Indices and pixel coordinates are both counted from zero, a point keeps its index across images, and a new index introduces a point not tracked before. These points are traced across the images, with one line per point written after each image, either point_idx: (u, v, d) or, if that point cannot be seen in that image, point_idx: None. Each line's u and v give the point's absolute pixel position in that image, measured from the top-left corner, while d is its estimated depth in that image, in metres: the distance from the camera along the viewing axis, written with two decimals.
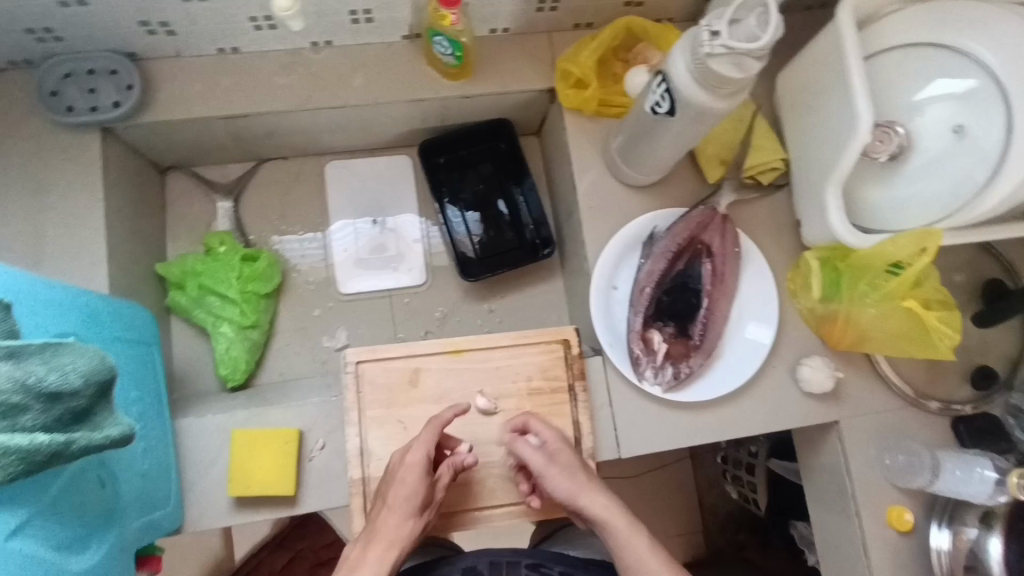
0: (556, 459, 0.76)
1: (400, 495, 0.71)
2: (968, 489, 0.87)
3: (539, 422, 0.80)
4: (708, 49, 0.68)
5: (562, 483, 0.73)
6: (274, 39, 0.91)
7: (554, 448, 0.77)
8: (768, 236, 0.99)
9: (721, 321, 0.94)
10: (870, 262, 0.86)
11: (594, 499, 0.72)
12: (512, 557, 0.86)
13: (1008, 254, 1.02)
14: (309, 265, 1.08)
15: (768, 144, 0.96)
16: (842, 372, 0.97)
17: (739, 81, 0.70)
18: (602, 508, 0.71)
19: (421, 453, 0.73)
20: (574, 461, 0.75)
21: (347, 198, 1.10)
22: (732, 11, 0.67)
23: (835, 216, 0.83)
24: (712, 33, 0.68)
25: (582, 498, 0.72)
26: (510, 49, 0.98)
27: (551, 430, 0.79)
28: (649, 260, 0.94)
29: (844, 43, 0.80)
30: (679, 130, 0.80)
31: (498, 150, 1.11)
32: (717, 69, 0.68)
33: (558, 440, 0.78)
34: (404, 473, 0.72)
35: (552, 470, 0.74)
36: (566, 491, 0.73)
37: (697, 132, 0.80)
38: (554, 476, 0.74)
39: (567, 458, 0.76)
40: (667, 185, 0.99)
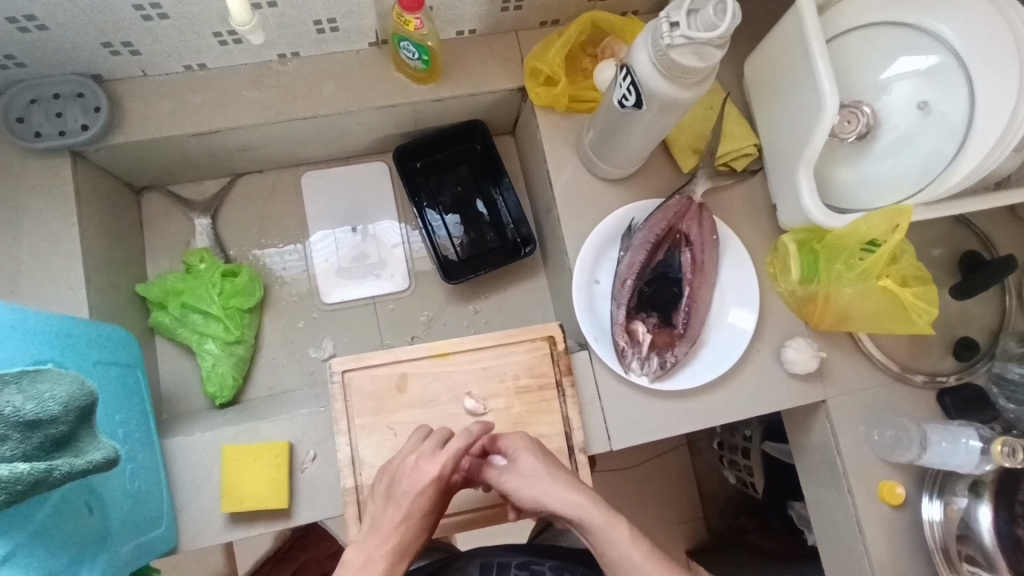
0: (519, 466, 0.74)
1: (416, 505, 0.68)
2: (955, 460, 0.88)
3: (499, 436, 0.78)
4: (668, 40, 0.69)
5: (530, 489, 0.72)
6: (240, 53, 0.91)
7: (516, 453, 0.75)
8: (746, 222, 1.00)
9: (703, 309, 0.94)
10: (847, 242, 0.86)
11: (566, 496, 0.70)
12: (503, 557, 0.86)
13: (983, 226, 1.03)
14: (291, 278, 1.08)
15: (739, 130, 0.97)
16: (826, 352, 0.98)
17: (702, 70, 0.71)
18: (578, 504, 0.69)
19: (449, 465, 0.70)
20: (536, 462, 0.74)
21: (326, 208, 1.10)
22: (690, 2, 0.68)
23: (807, 197, 0.84)
24: (672, 24, 0.69)
25: (552, 500, 0.70)
26: (478, 50, 0.98)
27: (511, 439, 0.77)
28: (629, 252, 0.94)
29: (806, 27, 0.81)
30: (648, 122, 0.80)
31: (473, 151, 1.11)
32: (678, 59, 0.69)
33: (522, 443, 0.76)
34: (423, 484, 0.69)
35: (517, 480, 0.73)
36: (534, 497, 0.72)
37: (666, 123, 0.81)
38: (518, 483, 0.73)
39: (529, 461, 0.74)
40: (643, 177, 0.99)
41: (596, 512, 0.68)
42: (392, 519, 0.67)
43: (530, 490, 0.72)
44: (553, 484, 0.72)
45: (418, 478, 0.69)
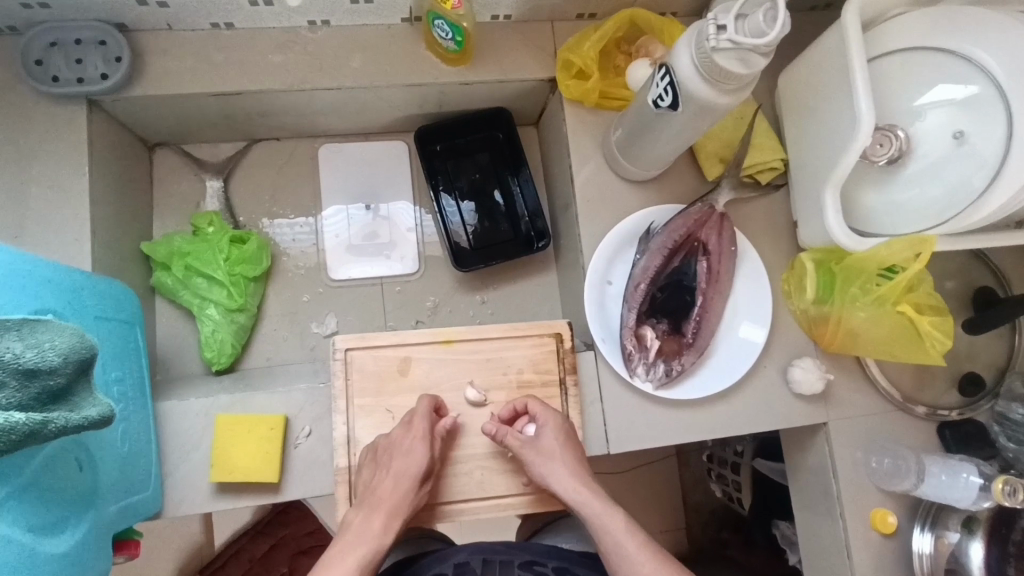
0: (540, 445, 0.80)
1: (401, 466, 0.76)
2: (953, 494, 0.88)
3: (535, 406, 0.83)
4: (713, 43, 0.66)
5: (543, 467, 0.79)
6: (270, 16, 0.89)
7: (542, 430, 0.82)
8: (764, 236, 0.99)
9: (714, 320, 0.94)
10: (864, 266, 0.85)
11: (573, 487, 0.77)
12: (505, 556, 0.84)
13: (998, 263, 1.04)
14: (299, 250, 1.05)
15: (768, 144, 0.96)
16: (832, 374, 0.97)
17: (744, 77, 0.68)
18: (581, 494, 0.77)
19: (425, 424, 0.78)
20: (557, 446, 0.80)
21: (339, 181, 1.08)
22: (740, 5, 0.65)
23: (832, 216, 0.83)
24: (719, 27, 0.66)
25: (560, 484, 0.78)
26: (512, 37, 0.97)
27: (545, 415, 0.82)
28: (645, 256, 0.94)
29: (847, 46, 0.80)
30: (681, 125, 0.78)
31: (495, 140, 1.10)
32: (722, 63, 0.67)
33: (543, 415, 0.83)
34: (407, 445, 0.77)
35: (535, 454, 0.80)
36: (543, 475, 0.79)
37: (700, 127, 0.79)
38: (534, 459, 0.80)
39: (552, 443, 0.80)
40: (668, 180, 0.98)
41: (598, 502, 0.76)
42: (385, 481, 0.75)
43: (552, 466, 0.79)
44: (565, 468, 0.79)
45: (412, 448, 0.77)
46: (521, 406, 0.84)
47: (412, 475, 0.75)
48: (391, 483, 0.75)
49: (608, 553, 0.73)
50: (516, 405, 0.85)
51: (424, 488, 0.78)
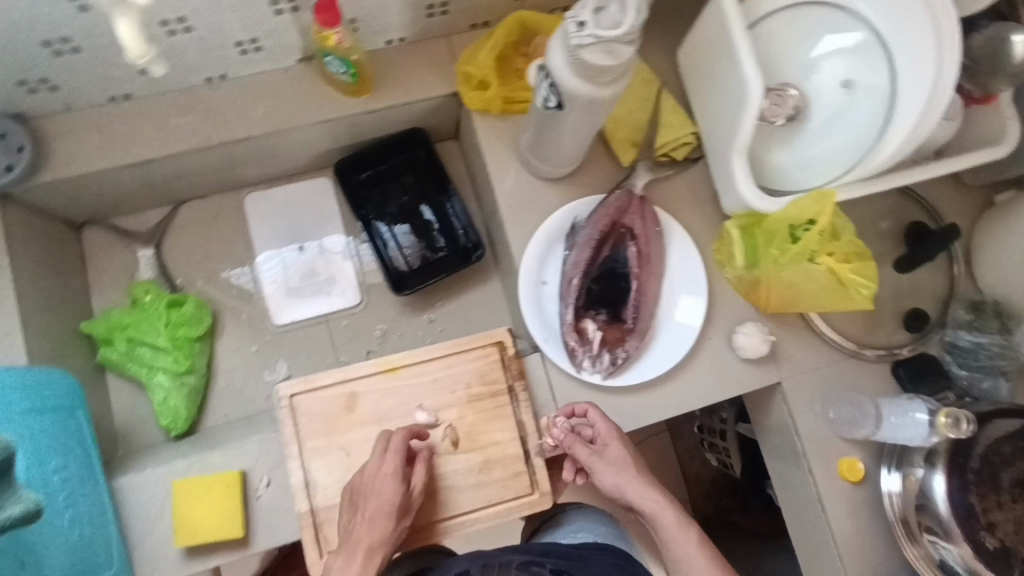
0: (607, 454, 0.82)
1: (376, 506, 0.75)
2: (905, 434, 0.89)
3: (597, 412, 0.83)
4: (576, 41, 0.66)
5: (610, 477, 0.80)
6: (164, 81, 0.90)
7: (603, 441, 0.82)
8: (690, 211, 1.00)
9: (651, 301, 0.95)
10: (776, 228, 0.86)
11: (643, 494, 0.79)
12: (505, 559, 0.86)
13: (926, 197, 1.05)
14: (241, 303, 1.06)
15: (676, 120, 0.98)
16: (778, 334, 0.99)
17: (615, 68, 0.68)
18: (655, 501, 0.78)
19: (396, 461, 0.77)
20: (624, 454, 0.81)
21: (270, 228, 1.08)
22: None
23: (741, 181, 0.85)
24: (578, 24, 0.65)
25: (630, 493, 0.79)
26: (409, 59, 0.98)
27: (605, 424, 0.82)
28: (574, 250, 0.95)
29: (724, 15, 0.81)
30: (575, 120, 0.79)
31: (418, 159, 1.11)
32: (589, 59, 0.66)
33: (606, 427, 0.82)
34: (380, 484, 0.76)
35: (601, 463, 0.81)
36: (614, 484, 0.80)
37: (593, 120, 0.80)
38: (602, 469, 0.81)
39: (617, 451, 0.81)
40: (586, 171, 0.99)
41: (669, 511, 0.77)
42: (361, 524, 0.75)
43: (617, 477, 0.80)
44: (633, 478, 0.80)
45: (383, 485, 0.76)
46: (582, 411, 0.84)
47: (390, 513, 0.75)
48: (368, 525, 0.75)
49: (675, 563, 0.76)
50: (577, 409, 0.84)
51: (404, 524, 0.79)
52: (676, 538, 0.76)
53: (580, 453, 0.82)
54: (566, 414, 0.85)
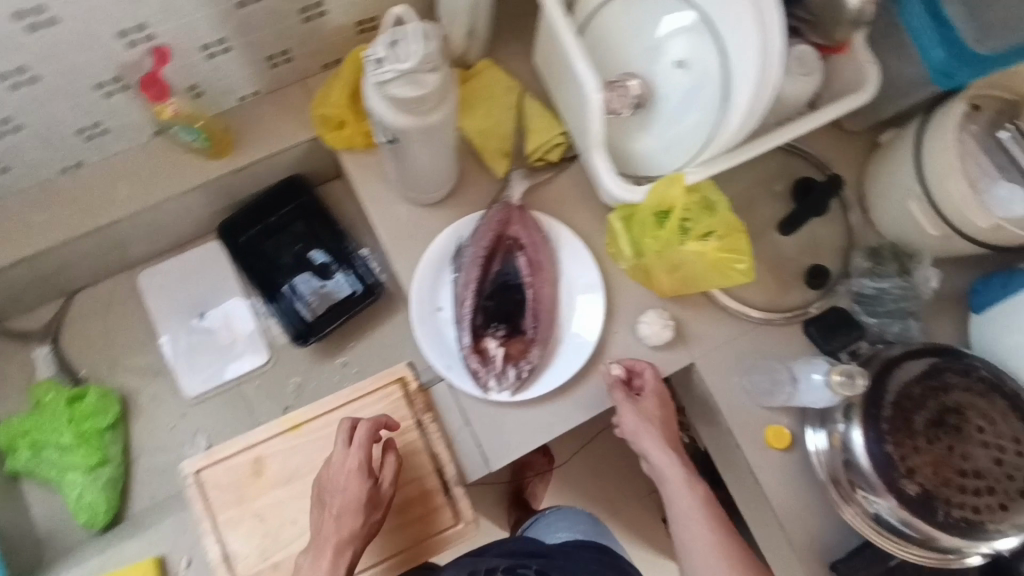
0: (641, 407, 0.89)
1: (342, 503, 0.78)
2: (810, 398, 0.91)
3: (650, 371, 0.90)
4: (380, 78, 0.64)
5: (632, 425, 0.88)
6: (18, 179, 0.90)
7: (644, 397, 0.90)
8: (575, 210, 0.99)
9: (549, 308, 0.95)
10: (646, 215, 0.86)
11: (657, 451, 0.86)
12: (490, 565, 0.88)
13: (813, 152, 1.04)
14: (150, 382, 1.06)
15: (542, 124, 0.96)
16: (682, 316, 0.98)
17: (429, 96, 0.67)
18: (667, 458, 0.86)
19: (361, 457, 0.79)
20: (653, 412, 0.89)
21: (169, 302, 1.08)
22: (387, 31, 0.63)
23: (606, 177, 0.84)
24: (378, 61, 0.64)
25: (647, 445, 0.87)
26: (267, 112, 0.97)
27: (649, 381, 0.90)
28: (463, 271, 0.94)
29: (552, 28, 0.81)
30: (413, 146, 0.78)
31: (304, 206, 1.09)
32: (399, 94, 0.65)
33: (657, 390, 0.90)
34: (345, 480, 0.79)
35: (628, 413, 0.88)
36: (632, 430, 0.88)
37: (431, 143, 0.79)
38: (629, 419, 0.88)
39: (649, 408, 0.89)
40: (463, 191, 0.98)
41: (679, 470, 0.85)
42: (329, 521, 0.78)
43: (642, 430, 0.87)
44: (655, 435, 0.87)
45: (350, 481, 0.79)
46: (639, 368, 0.91)
47: (355, 510, 0.78)
48: (336, 521, 0.78)
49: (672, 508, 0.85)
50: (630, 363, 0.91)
51: (375, 518, 0.81)
52: (680, 494, 0.84)
53: (620, 399, 0.89)
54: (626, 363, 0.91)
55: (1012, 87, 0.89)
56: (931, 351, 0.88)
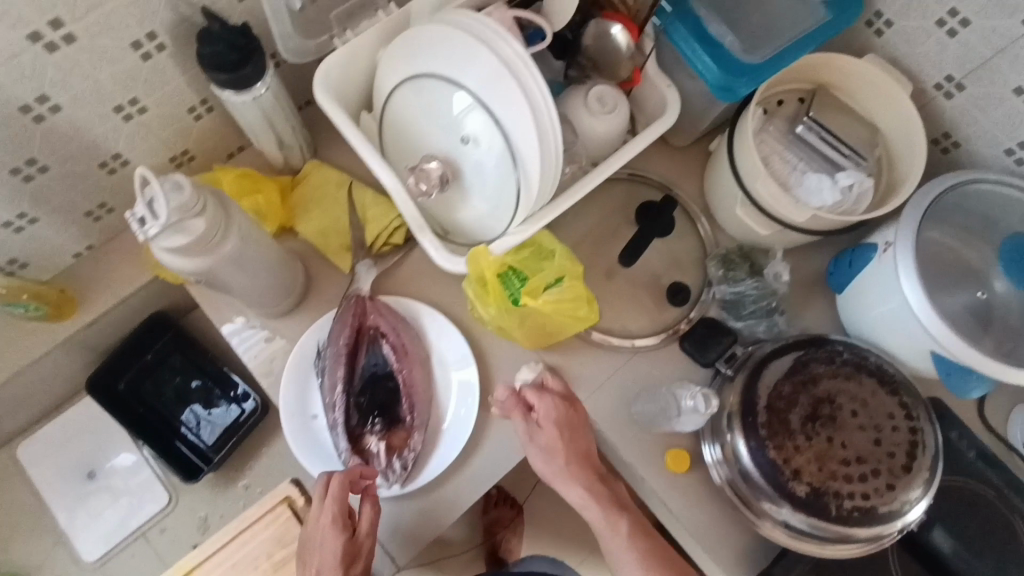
0: (535, 440, 0.86)
1: (321, 562, 0.80)
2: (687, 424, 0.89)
3: (535, 395, 0.87)
4: (144, 236, 0.64)
5: (542, 462, 0.86)
6: None
7: (540, 423, 0.86)
8: (430, 286, 0.99)
9: (422, 390, 0.93)
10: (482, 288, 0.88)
11: (569, 489, 0.85)
12: None
13: (653, 174, 1.05)
14: (50, 554, 1.04)
15: (377, 212, 0.97)
16: (560, 362, 0.97)
17: (203, 238, 0.68)
18: (578, 495, 0.85)
19: (334, 510, 0.82)
20: (553, 442, 0.85)
21: (54, 469, 1.06)
22: (141, 190, 0.64)
23: (435, 255, 0.85)
24: (140, 220, 0.64)
25: (559, 486, 0.86)
26: (102, 263, 0.97)
27: (544, 403, 0.86)
28: (327, 374, 0.93)
29: (344, 134, 0.84)
30: (217, 278, 0.78)
31: (174, 340, 1.08)
32: (169, 245, 0.66)
33: (553, 413, 0.86)
34: (322, 537, 0.81)
35: (532, 450, 0.86)
36: (545, 475, 0.86)
37: (236, 272, 0.79)
38: (534, 454, 0.86)
39: (547, 437, 0.85)
40: (315, 294, 0.98)
41: (593, 507, 0.84)
42: None
43: (547, 469, 0.86)
44: (558, 470, 0.85)
45: (326, 537, 0.81)
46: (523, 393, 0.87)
47: (335, 567, 0.79)
48: None
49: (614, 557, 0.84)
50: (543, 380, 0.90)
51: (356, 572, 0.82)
52: (608, 534, 0.84)
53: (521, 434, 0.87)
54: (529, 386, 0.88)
55: (805, 77, 0.91)
56: (793, 346, 0.88)
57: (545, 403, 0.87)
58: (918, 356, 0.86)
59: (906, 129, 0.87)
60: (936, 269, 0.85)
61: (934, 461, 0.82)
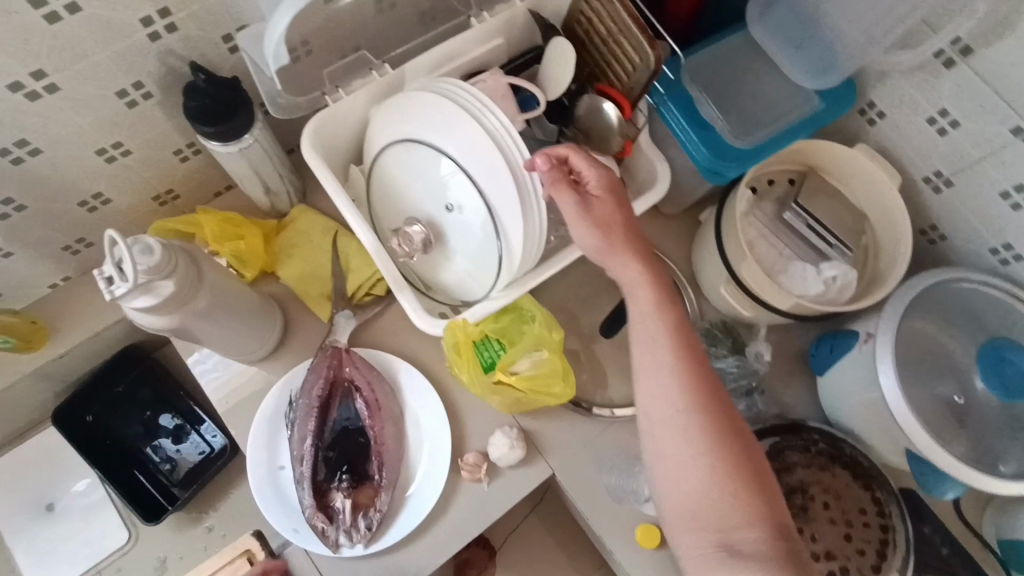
0: (591, 209, 0.74)
1: None
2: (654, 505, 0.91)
3: (579, 157, 0.76)
4: (111, 294, 0.63)
5: (593, 230, 0.73)
6: None
7: (594, 195, 0.75)
8: (407, 339, 0.98)
9: (393, 448, 0.92)
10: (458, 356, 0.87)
11: (625, 265, 0.73)
12: None
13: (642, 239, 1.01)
14: None
15: (361, 261, 0.96)
16: (535, 426, 0.95)
17: (177, 294, 0.68)
18: (633, 272, 0.73)
19: None
20: (613, 209, 0.74)
21: (13, 498, 1.05)
22: (109, 249, 0.63)
23: (413, 315, 0.83)
24: (108, 279, 0.64)
25: (613, 263, 0.74)
26: (75, 296, 0.95)
27: (591, 167, 0.76)
28: (297, 426, 0.91)
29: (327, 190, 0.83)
30: (191, 333, 0.78)
31: (146, 373, 1.08)
32: (138, 304, 0.65)
33: (602, 176, 0.76)
34: None
35: (585, 215, 0.73)
36: (594, 249, 0.74)
37: (212, 327, 0.78)
38: (585, 223, 0.73)
39: (604, 207, 0.74)
40: (292, 340, 0.97)
41: (646, 289, 0.72)
42: None
43: (596, 236, 0.73)
44: (616, 240, 0.73)
45: None
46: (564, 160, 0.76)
47: None
48: None
49: (635, 328, 0.73)
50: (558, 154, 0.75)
51: None
52: (646, 315, 0.72)
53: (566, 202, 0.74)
54: (573, 154, 0.76)
55: (794, 159, 0.92)
56: (770, 431, 0.87)
57: (591, 168, 0.76)
58: (895, 450, 0.84)
59: (891, 219, 0.87)
60: (915, 357, 0.83)
61: (906, 561, 0.81)
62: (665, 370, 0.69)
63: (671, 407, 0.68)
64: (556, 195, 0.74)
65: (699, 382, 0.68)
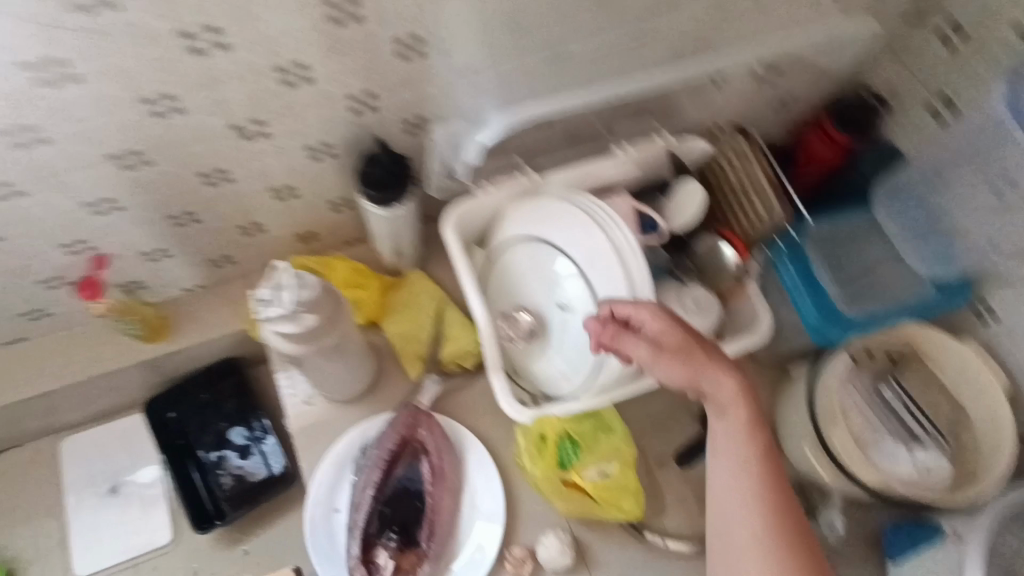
0: (664, 343, 0.72)
1: None
2: None
3: (622, 305, 0.74)
4: (263, 313, 0.73)
5: (672, 369, 0.71)
6: None
7: (655, 334, 0.72)
8: (483, 417, 1.02)
9: (445, 520, 0.93)
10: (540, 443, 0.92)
11: (718, 387, 0.71)
12: None
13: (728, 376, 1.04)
14: (46, 554, 1.06)
15: (462, 332, 1.03)
16: (588, 537, 0.94)
17: (312, 329, 0.75)
18: (725, 396, 0.71)
19: None
20: (684, 340, 0.71)
21: (83, 471, 1.12)
22: (274, 276, 0.73)
23: (500, 396, 0.86)
24: (264, 300, 0.73)
25: (705, 387, 0.71)
26: (205, 303, 1.06)
27: (639, 311, 0.73)
28: (363, 474, 0.94)
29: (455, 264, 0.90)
30: (310, 363, 0.85)
31: (235, 385, 1.14)
32: (279, 328, 0.73)
33: (655, 315, 0.72)
34: None
35: (655, 360, 0.71)
36: (684, 384, 0.71)
37: (328, 361, 0.86)
38: (661, 369, 0.71)
39: (674, 339, 0.71)
40: (378, 390, 1.02)
41: (739, 408, 0.71)
42: None
43: (681, 373, 0.71)
44: (697, 368, 0.71)
45: None
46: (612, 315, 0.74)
47: None
48: None
49: (718, 447, 0.73)
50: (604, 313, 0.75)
51: None
52: (732, 437, 0.71)
53: (635, 354, 0.72)
54: (620, 305, 0.74)
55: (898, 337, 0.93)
56: None
57: (644, 310, 0.73)
58: None
59: (993, 421, 0.86)
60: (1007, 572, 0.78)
61: None
62: (746, 495, 0.70)
63: (749, 534, 0.69)
64: (625, 348, 0.73)
65: (779, 510, 0.69)
